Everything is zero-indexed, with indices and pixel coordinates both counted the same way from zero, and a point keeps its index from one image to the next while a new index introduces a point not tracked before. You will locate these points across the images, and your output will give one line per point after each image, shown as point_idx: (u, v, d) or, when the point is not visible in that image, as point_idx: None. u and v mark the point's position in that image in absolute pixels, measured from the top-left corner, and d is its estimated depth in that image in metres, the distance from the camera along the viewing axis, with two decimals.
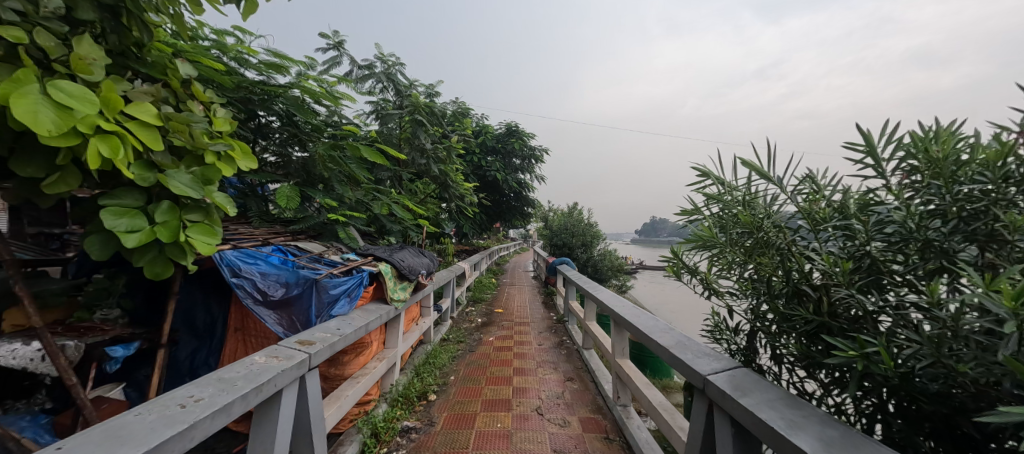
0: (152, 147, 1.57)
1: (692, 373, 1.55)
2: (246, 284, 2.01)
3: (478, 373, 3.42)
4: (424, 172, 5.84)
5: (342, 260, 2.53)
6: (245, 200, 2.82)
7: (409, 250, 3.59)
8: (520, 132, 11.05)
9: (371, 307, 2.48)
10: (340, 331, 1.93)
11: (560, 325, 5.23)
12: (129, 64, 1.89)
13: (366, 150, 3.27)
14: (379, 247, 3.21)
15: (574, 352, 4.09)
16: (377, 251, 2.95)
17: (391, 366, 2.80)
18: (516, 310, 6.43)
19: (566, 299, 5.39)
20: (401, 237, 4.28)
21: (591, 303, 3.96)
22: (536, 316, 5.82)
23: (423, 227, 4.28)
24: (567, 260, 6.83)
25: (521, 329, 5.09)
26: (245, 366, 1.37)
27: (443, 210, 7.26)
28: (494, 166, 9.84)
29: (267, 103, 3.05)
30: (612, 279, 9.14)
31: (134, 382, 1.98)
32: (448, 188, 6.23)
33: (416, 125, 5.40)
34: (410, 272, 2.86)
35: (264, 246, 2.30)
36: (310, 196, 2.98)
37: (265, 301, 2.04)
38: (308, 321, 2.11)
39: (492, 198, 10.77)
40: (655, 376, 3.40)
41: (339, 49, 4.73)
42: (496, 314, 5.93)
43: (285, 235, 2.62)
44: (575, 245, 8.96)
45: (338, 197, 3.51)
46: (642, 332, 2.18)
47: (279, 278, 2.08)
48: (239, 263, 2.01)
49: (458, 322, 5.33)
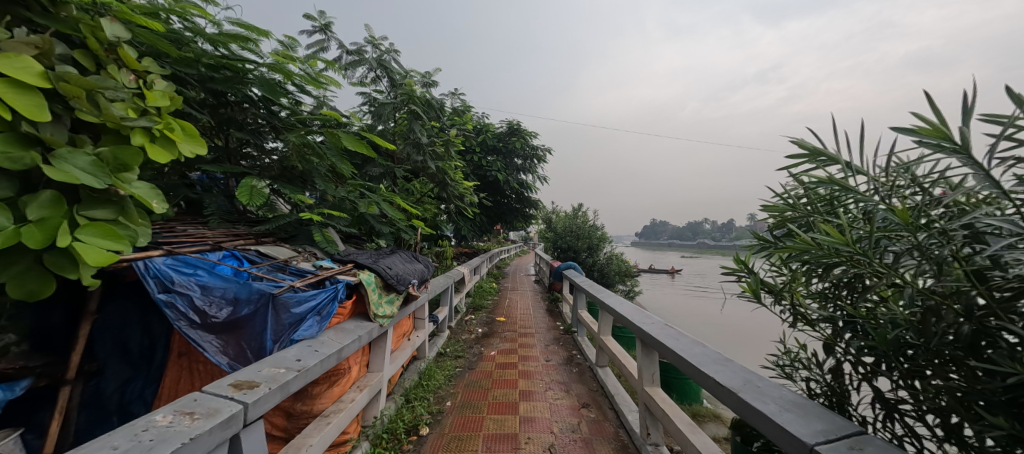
0: (29, 116, 1.15)
1: (785, 438, 1.12)
2: (179, 302, 1.54)
3: (479, 398, 2.96)
4: (420, 169, 5.40)
5: (314, 268, 2.08)
6: (202, 197, 2.36)
7: (400, 256, 3.14)
8: (522, 131, 10.64)
9: (349, 325, 2.04)
10: (301, 364, 1.48)
11: (568, 336, 4.78)
12: (25, 16, 1.43)
13: (349, 139, 2.82)
14: (364, 252, 2.76)
15: (586, 370, 3.64)
16: (360, 257, 2.50)
17: (375, 395, 2.34)
18: (519, 317, 5.99)
19: (574, 307, 4.94)
20: (393, 240, 3.83)
21: (606, 315, 3.51)
22: (541, 326, 5.37)
23: (418, 229, 3.84)
24: (574, 265, 6.37)
25: (525, 341, 4.64)
26: (131, 437, 0.92)
27: (441, 210, 6.80)
28: (495, 165, 9.40)
29: (233, 84, 2.59)
30: (618, 284, 8.72)
31: (35, 425, 1.54)
32: (446, 187, 5.78)
33: (412, 118, 4.96)
34: (399, 282, 2.41)
35: (213, 253, 1.84)
36: (282, 191, 2.53)
37: (204, 324, 1.57)
38: (263, 348, 1.64)
39: (493, 199, 10.33)
40: (682, 401, 2.96)
41: (326, 33, 4.28)
42: (498, 323, 5.47)
43: (247, 238, 2.17)
44: (581, 248, 8.53)
45: (319, 194, 3.07)
46: (689, 363, 1.72)
47: (225, 293, 1.61)
48: (172, 275, 1.55)
49: (456, 333, 4.87)
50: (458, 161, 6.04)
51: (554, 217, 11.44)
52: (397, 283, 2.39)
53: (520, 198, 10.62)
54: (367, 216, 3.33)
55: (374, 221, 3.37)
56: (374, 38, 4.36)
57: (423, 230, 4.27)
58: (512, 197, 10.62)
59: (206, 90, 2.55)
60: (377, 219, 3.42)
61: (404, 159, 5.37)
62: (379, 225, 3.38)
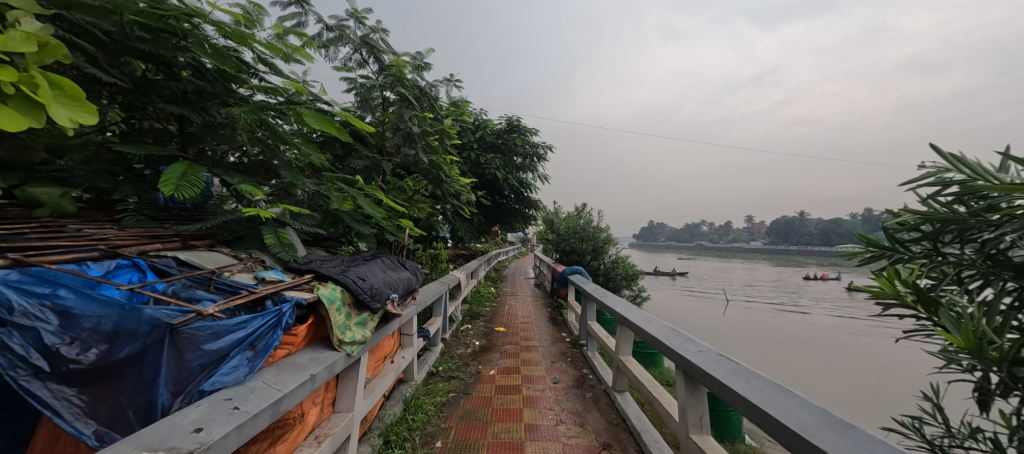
0: None
1: None
2: (16, 340, 1.00)
3: (476, 436, 2.43)
4: (411, 163, 4.89)
5: (255, 282, 1.54)
6: (121, 189, 1.84)
7: (381, 263, 2.60)
8: (521, 128, 10.15)
9: (301, 360, 1.50)
10: (197, 438, 0.97)
11: (576, 350, 4.26)
12: None
13: (312, 117, 2.28)
14: (334, 258, 2.23)
15: (601, 394, 3.12)
16: (328, 265, 1.97)
17: (342, 444, 1.81)
18: (520, 327, 5.48)
19: (583, 317, 4.42)
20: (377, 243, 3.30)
21: (626, 331, 2.96)
22: (545, 337, 4.85)
23: (406, 231, 3.31)
24: (580, 269, 5.85)
25: (528, 356, 4.12)
26: None
27: (435, 210, 6.28)
28: (494, 163, 8.93)
29: (165, 44, 2.03)
30: (625, 289, 8.22)
31: None
32: (441, 183, 5.26)
33: (402, 105, 4.44)
34: (377, 298, 1.88)
35: (102, 263, 1.30)
36: (226, 181, 1.99)
37: (57, 373, 1.04)
38: (154, 404, 1.12)
39: (492, 199, 9.83)
40: (722, 439, 2.46)
41: (303, 5, 3.75)
42: (496, 334, 4.95)
43: (169, 241, 1.64)
44: (585, 250, 8.03)
45: (283, 186, 2.53)
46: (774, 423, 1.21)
47: (97, 326, 1.07)
48: (7, 298, 1.00)
49: (451, 347, 4.34)
50: (453, 156, 5.50)
51: (555, 217, 10.92)
52: (372, 300, 1.85)
53: (519, 197, 10.08)
54: (342, 214, 2.79)
55: (351, 220, 2.83)
56: (357, 11, 3.82)
57: (412, 231, 3.75)
58: (511, 197, 10.10)
59: (131, 51, 1.99)
60: (356, 218, 2.89)
61: (394, 152, 4.85)
62: (357, 225, 2.84)
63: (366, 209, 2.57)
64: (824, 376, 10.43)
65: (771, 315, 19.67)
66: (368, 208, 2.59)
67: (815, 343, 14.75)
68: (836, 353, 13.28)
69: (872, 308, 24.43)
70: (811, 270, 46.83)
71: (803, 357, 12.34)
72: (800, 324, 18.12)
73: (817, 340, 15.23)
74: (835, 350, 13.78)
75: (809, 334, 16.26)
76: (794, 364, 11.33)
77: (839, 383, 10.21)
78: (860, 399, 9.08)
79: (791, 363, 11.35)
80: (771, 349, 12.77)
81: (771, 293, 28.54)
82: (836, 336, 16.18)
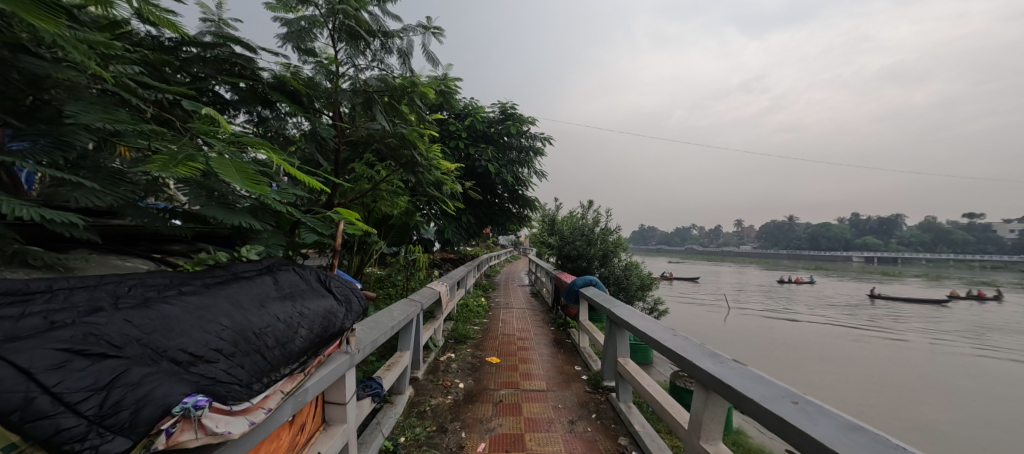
0: None
1: None
2: None
3: None
4: (373, 140, 3.81)
5: None
6: None
7: (266, 283, 1.35)
8: (517, 116, 8.97)
9: None
10: None
11: (600, 398, 3.05)
12: None
13: None
14: (117, 280, 0.99)
15: None
16: (32, 308, 0.77)
17: None
18: (518, 352, 4.26)
19: (609, 348, 3.18)
20: (293, 249, 1.99)
21: (721, 403, 1.67)
22: (551, 370, 3.68)
23: (341, 227, 1.95)
24: (595, 280, 4.62)
25: (535, 407, 2.89)
26: None
27: (411, 204, 5.06)
28: (485, 154, 7.80)
29: None
30: (638, 302, 7.08)
31: None
32: (415, 169, 4.07)
33: (352, 41, 3.26)
34: (114, 414, 0.68)
35: None
36: None
37: None
38: None
39: (482, 195, 8.62)
40: None
41: None
42: (487, 368, 3.69)
43: None
44: (593, 256, 6.84)
45: (61, 132, 1.30)
46: None
47: None
48: None
49: (423, 393, 3.07)
50: (432, 132, 4.28)
51: (554, 219, 9.76)
52: (95, 423, 0.66)
53: (513, 195, 8.83)
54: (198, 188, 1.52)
55: (212, 203, 1.54)
56: None
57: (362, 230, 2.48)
58: (503, 193, 8.84)
59: None
60: (230, 200, 1.61)
61: (352, 124, 3.71)
62: (228, 213, 1.55)
63: (217, 178, 1.28)
64: (844, 397, 9.52)
65: (776, 324, 18.71)
66: (221, 174, 1.29)
67: (828, 355, 13.79)
68: (853, 368, 12.35)
69: (874, 314, 23.78)
70: (805, 274, 46.38)
71: (823, 374, 11.32)
72: (808, 334, 17.17)
73: (831, 351, 14.26)
74: (853, 365, 12.79)
75: (820, 344, 15.29)
76: (816, 383, 10.30)
77: (866, 404, 9.29)
78: (891, 423, 8.19)
79: (808, 380, 10.42)
80: (788, 366, 11.70)
81: (769, 299, 27.81)
82: (848, 347, 15.25)
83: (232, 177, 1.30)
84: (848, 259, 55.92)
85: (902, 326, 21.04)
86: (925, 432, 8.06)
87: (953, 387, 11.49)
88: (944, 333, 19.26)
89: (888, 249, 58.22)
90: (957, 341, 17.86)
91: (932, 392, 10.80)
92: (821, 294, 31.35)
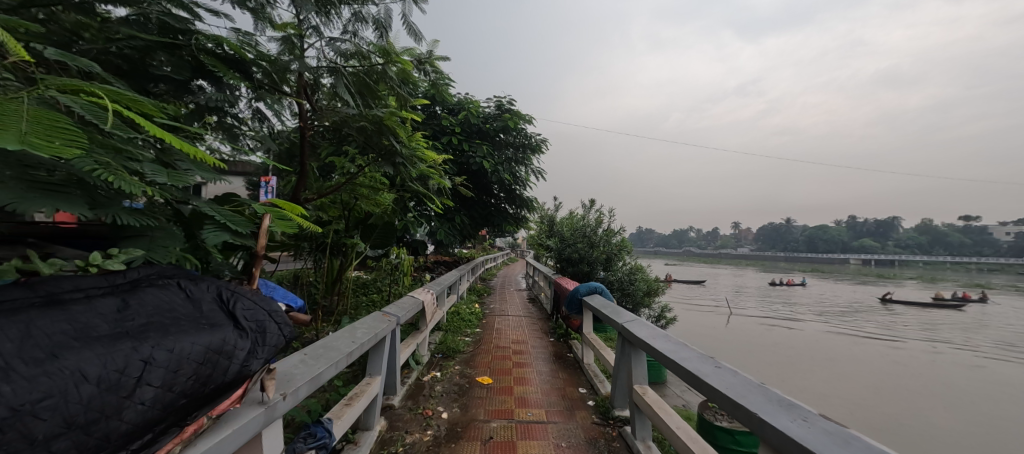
0: None
1: None
2: None
3: None
4: (345, 125, 3.29)
5: None
6: None
7: (94, 310, 0.85)
8: (514, 111, 8.49)
9: None
10: None
11: (612, 433, 2.53)
12: None
13: None
14: None
15: None
16: None
17: None
18: (513, 369, 3.74)
19: (622, 372, 2.65)
20: (198, 249, 1.50)
21: None
22: (551, 393, 3.15)
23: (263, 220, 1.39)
24: (600, 288, 4.09)
25: (533, 445, 2.37)
26: None
27: (394, 201, 4.57)
28: (479, 150, 7.31)
29: None
30: (643, 309, 6.59)
31: None
32: (395, 161, 3.56)
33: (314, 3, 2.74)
34: None
35: None
36: None
37: None
38: None
39: (476, 194, 8.12)
40: None
41: None
42: (477, 391, 3.17)
43: None
44: (595, 259, 6.33)
45: None
46: None
47: None
48: None
49: (398, 427, 2.53)
50: (416, 119, 3.77)
51: (552, 220, 9.29)
52: None
53: (509, 195, 8.30)
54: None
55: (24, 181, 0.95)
56: None
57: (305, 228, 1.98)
58: (498, 192, 8.32)
59: None
60: (59, 180, 1.03)
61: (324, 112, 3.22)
62: (36, 196, 0.94)
63: None
64: (856, 406, 9.09)
65: (779, 328, 18.27)
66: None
67: (836, 360, 13.37)
68: (862, 374, 11.93)
69: (875, 317, 23.46)
70: (804, 276, 46.10)
71: (831, 381, 10.87)
72: (812, 338, 16.72)
73: (837, 356, 13.84)
74: (861, 371, 12.35)
75: (826, 349, 14.87)
76: (825, 391, 9.86)
77: (878, 413, 8.86)
78: (906, 434, 7.78)
79: (816, 388, 10.00)
80: (795, 372, 11.24)
81: (769, 301, 27.44)
82: (854, 353, 14.81)
83: (9, 131, 0.76)
84: (845, 261, 55.77)
85: (905, 329, 20.70)
86: (942, 443, 7.65)
87: (966, 393, 11.07)
88: (948, 337, 18.92)
89: (885, 252, 58.14)
90: (963, 345, 17.48)
91: (946, 400, 10.39)
92: (821, 297, 31.01)
